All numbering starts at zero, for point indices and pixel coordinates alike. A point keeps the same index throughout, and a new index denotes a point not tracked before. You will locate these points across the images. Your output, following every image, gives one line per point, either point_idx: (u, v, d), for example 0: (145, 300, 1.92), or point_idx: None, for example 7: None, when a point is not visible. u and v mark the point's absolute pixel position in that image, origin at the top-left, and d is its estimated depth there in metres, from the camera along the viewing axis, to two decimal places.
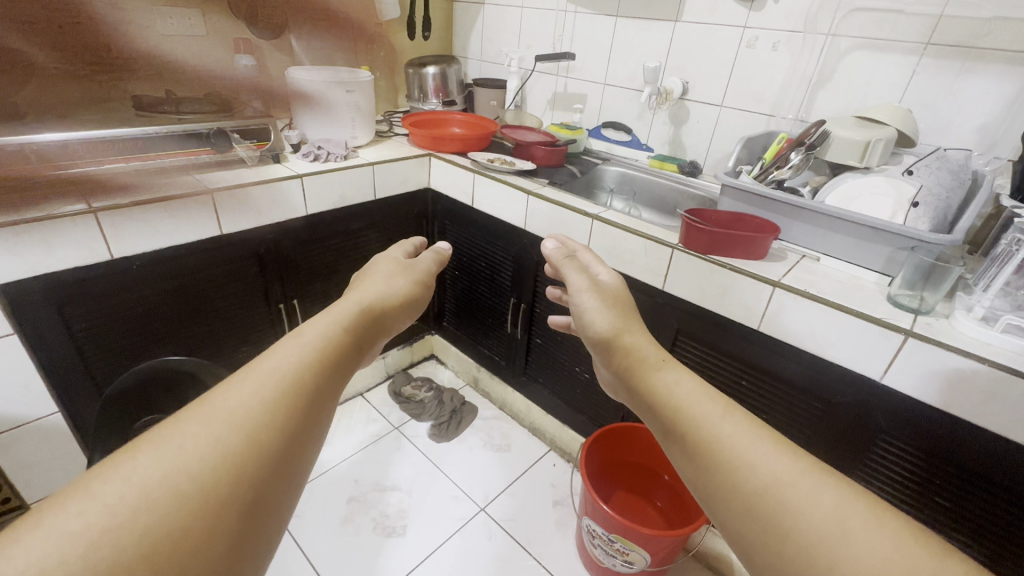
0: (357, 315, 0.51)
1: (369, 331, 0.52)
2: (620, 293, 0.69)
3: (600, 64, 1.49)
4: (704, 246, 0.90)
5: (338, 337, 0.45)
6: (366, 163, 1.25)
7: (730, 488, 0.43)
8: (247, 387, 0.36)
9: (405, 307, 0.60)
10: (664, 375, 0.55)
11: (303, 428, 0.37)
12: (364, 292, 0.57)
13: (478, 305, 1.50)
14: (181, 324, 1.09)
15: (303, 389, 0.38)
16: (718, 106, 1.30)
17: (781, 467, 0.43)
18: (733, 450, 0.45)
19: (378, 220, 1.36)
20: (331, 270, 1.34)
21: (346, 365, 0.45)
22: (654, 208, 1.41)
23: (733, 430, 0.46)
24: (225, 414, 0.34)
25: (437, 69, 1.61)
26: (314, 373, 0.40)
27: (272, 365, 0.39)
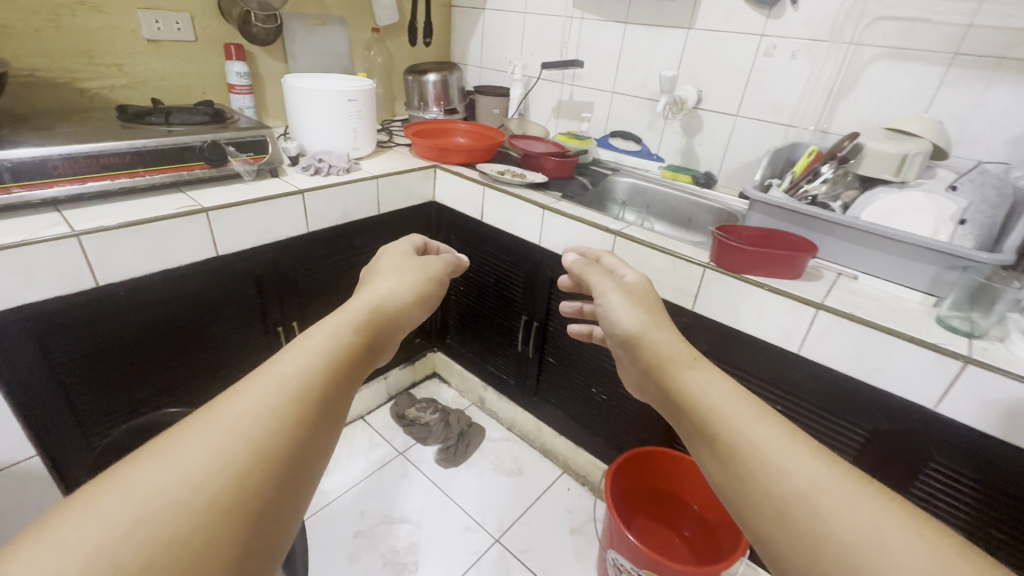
0: (365, 320, 0.46)
1: (387, 331, 0.48)
2: (643, 295, 0.64)
3: (608, 71, 1.45)
4: (739, 265, 0.86)
5: (347, 344, 0.41)
6: (371, 176, 1.18)
7: (759, 494, 0.40)
8: (253, 394, 0.34)
9: (415, 310, 0.54)
10: (696, 376, 0.51)
11: (309, 436, 0.35)
12: (375, 289, 0.51)
13: (485, 322, 1.44)
14: (172, 353, 1.01)
15: (309, 399, 0.36)
16: (733, 115, 1.27)
17: (813, 471, 0.39)
18: (763, 455, 0.41)
19: (381, 235, 1.29)
20: (332, 289, 1.27)
21: (358, 372, 0.42)
22: (669, 220, 1.37)
23: (767, 437, 0.42)
24: (228, 423, 0.32)
25: (438, 76, 1.55)
26: (323, 381, 0.38)
27: (280, 369, 0.37)
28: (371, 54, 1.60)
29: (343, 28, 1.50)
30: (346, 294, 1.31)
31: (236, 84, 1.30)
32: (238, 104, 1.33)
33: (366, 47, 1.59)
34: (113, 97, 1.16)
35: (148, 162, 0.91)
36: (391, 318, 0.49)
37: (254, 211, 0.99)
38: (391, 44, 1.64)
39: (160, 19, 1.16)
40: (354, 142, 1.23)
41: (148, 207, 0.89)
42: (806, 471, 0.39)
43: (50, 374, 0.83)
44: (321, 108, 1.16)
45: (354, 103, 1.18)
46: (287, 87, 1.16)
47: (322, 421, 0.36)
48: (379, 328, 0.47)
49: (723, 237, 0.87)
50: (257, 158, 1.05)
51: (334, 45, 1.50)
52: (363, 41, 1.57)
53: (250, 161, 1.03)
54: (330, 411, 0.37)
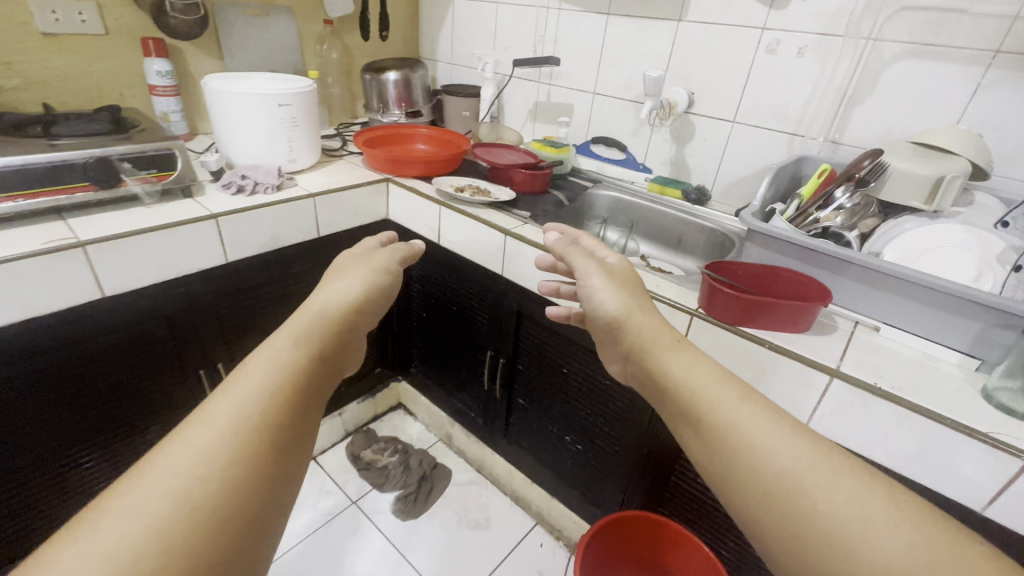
0: (310, 344, 0.46)
1: (339, 348, 0.49)
2: (624, 279, 0.63)
3: (588, 69, 1.28)
4: (735, 314, 0.69)
5: (297, 370, 0.43)
6: (306, 195, 1.01)
7: (744, 475, 0.42)
8: (204, 434, 0.36)
9: (364, 320, 0.54)
10: (681, 358, 0.51)
11: (268, 466, 0.37)
12: (325, 301, 0.52)
13: (450, 353, 1.28)
14: (106, 390, 0.89)
15: (261, 434, 0.37)
16: (730, 121, 1.10)
17: (796, 455, 0.41)
18: (747, 438, 0.43)
19: (326, 260, 1.13)
20: (268, 323, 1.10)
21: (312, 398, 0.43)
22: (655, 240, 1.21)
23: (751, 421, 0.44)
24: (175, 470, 0.34)
25: (398, 75, 1.37)
26: (271, 416, 0.39)
27: (225, 410, 0.38)
28: (324, 48, 1.43)
29: (289, 20, 1.32)
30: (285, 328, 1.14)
31: (157, 85, 1.13)
32: (161, 108, 1.16)
33: (318, 41, 1.41)
34: (3, 101, 0.98)
35: (11, 186, 0.74)
36: (342, 338, 0.50)
37: (153, 241, 0.82)
38: (347, 38, 1.46)
39: (57, 8, 0.98)
40: (290, 153, 1.06)
41: (10, 241, 0.72)
42: (790, 453, 0.41)
43: (13, 408, 0.77)
44: (246, 114, 0.99)
45: (286, 108, 1.01)
46: (206, 89, 0.99)
47: (277, 453, 0.38)
48: (329, 349, 0.47)
49: (715, 278, 0.72)
50: (161, 175, 0.88)
51: (279, 39, 1.32)
52: (314, 34, 1.39)
53: (150, 180, 0.87)
54: (284, 440, 0.39)
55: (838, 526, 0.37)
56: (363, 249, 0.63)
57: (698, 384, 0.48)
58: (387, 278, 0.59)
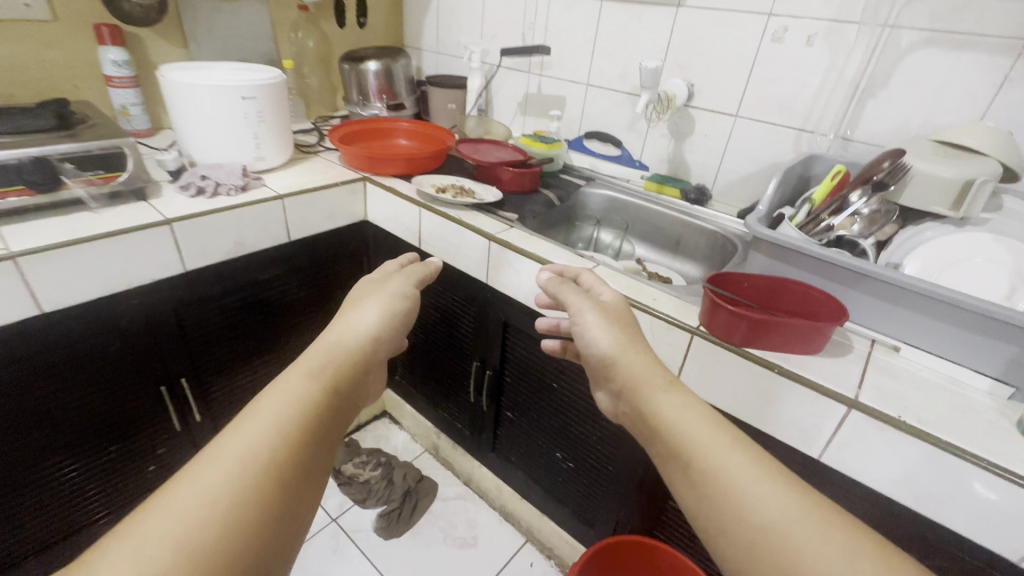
0: (325, 380, 0.47)
1: (351, 390, 0.50)
2: (619, 315, 0.62)
3: (581, 59, 1.20)
4: (739, 334, 0.62)
5: (309, 413, 0.44)
6: (274, 196, 0.93)
7: (731, 521, 0.42)
8: (213, 475, 0.37)
9: (370, 361, 0.54)
10: (671, 400, 0.51)
11: (271, 512, 0.38)
12: (337, 339, 0.53)
13: (435, 362, 1.21)
14: (107, 407, 0.88)
15: (267, 474, 0.39)
16: (732, 115, 1.03)
17: (783, 506, 0.41)
18: (734, 486, 0.43)
19: (299, 265, 1.05)
20: (240, 332, 1.02)
21: (324, 440, 0.44)
22: (652, 242, 1.14)
23: (738, 470, 0.44)
24: (180, 512, 0.34)
25: (379, 65, 1.28)
26: (280, 454, 0.40)
27: (238, 446, 0.39)
28: (300, 36, 1.34)
29: (260, 5, 1.23)
30: (260, 337, 1.07)
31: (113, 76, 1.04)
32: (119, 101, 1.07)
33: (293, 28, 1.32)
34: None
35: None
36: (356, 371, 0.51)
37: (99, 250, 0.75)
38: (325, 25, 1.37)
39: None
40: (258, 151, 0.98)
41: None
42: (777, 505, 0.41)
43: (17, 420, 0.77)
44: (207, 109, 0.90)
45: (251, 102, 0.93)
46: (163, 81, 0.91)
47: (282, 493, 0.39)
48: (345, 383, 0.48)
49: (718, 294, 0.66)
50: (110, 176, 0.80)
51: (249, 26, 1.23)
52: (288, 21, 1.30)
53: (96, 182, 0.79)
54: (289, 479, 0.40)
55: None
56: (379, 277, 0.65)
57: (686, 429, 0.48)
58: (401, 313, 0.60)
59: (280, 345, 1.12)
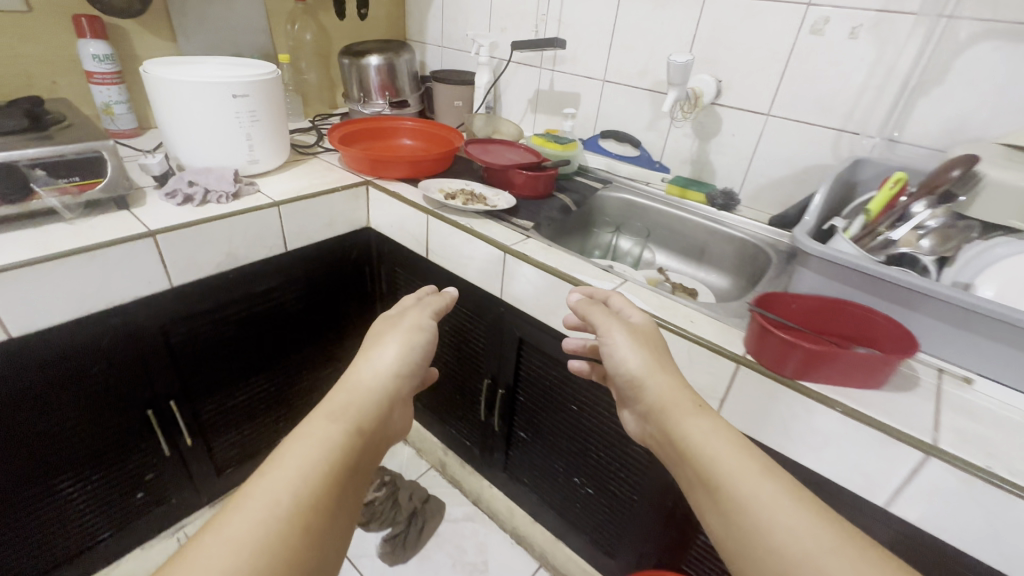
0: (347, 421, 0.50)
1: (374, 434, 0.52)
2: (650, 337, 0.58)
3: (598, 53, 1.12)
4: (792, 365, 0.55)
5: (334, 459, 0.46)
6: (269, 203, 0.85)
7: (761, 550, 0.40)
8: (243, 521, 0.39)
9: (393, 402, 0.56)
10: (699, 426, 0.49)
11: (298, 558, 0.40)
12: (363, 380, 0.55)
13: (443, 377, 1.14)
14: (128, 438, 0.86)
15: (291, 517, 0.41)
16: (764, 114, 0.95)
17: (816, 538, 0.39)
18: (762, 515, 0.41)
19: (298, 276, 0.98)
20: (237, 349, 0.95)
21: (349, 485, 0.47)
22: (675, 250, 1.07)
23: (766, 497, 0.42)
24: (210, 559, 0.37)
25: (381, 59, 1.20)
26: (305, 497, 0.43)
27: (267, 489, 0.42)
28: (297, 29, 1.26)
29: None
30: (257, 354, 1.00)
31: (94, 72, 0.96)
32: (101, 99, 1.00)
33: (290, 20, 1.24)
34: None
35: None
36: (377, 410, 0.53)
37: (75, 267, 0.67)
38: (323, 17, 1.29)
39: None
40: (251, 153, 0.90)
41: None
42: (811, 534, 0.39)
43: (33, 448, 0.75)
44: (195, 107, 0.83)
45: (244, 100, 0.85)
46: (146, 76, 0.83)
47: (304, 535, 0.41)
48: (366, 423, 0.51)
49: (766, 317, 0.59)
50: (87, 184, 0.73)
51: (242, 17, 1.15)
52: (284, 12, 1.22)
53: (71, 190, 0.71)
54: (310, 523, 0.42)
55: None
56: (399, 311, 0.66)
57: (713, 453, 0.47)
58: (422, 352, 0.61)
59: (279, 360, 1.05)
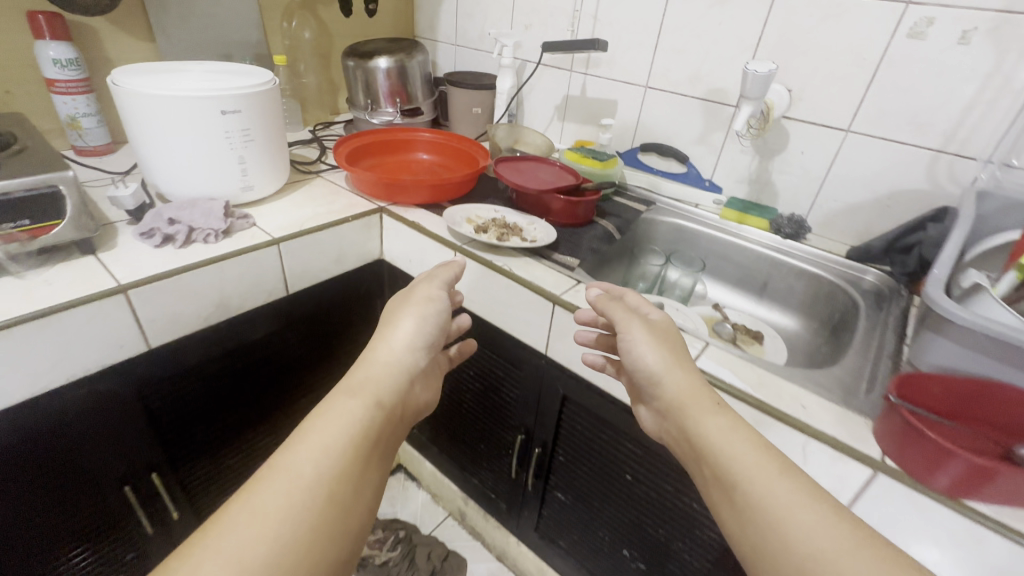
0: (365, 397, 0.54)
1: (395, 408, 0.56)
2: (668, 335, 0.56)
3: (641, 56, 0.99)
4: (947, 479, 0.43)
5: (358, 431, 0.51)
6: (268, 240, 0.71)
7: (775, 549, 0.40)
8: (281, 482, 0.45)
9: (411, 384, 0.60)
10: (714, 424, 0.48)
11: (334, 508, 0.46)
12: (380, 361, 0.59)
13: (466, 424, 1.02)
14: (115, 513, 0.72)
15: (315, 489, 0.46)
16: (842, 130, 0.82)
17: (832, 537, 0.38)
18: (775, 514, 0.41)
19: (301, 320, 0.84)
20: (230, 401, 0.81)
21: (373, 451, 0.52)
22: (732, 282, 0.94)
23: (780, 497, 0.42)
24: (255, 513, 0.43)
25: (391, 61, 1.06)
26: (327, 469, 0.47)
27: (292, 462, 0.47)
28: (295, 26, 1.11)
29: None
30: (256, 405, 0.87)
31: (56, 79, 0.81)
32: (66, 111, 0.85)
33: (286, 16, 1.09)
34: None
35: None
36: (394, 386, 0.57)
37: (27, 336, 0.53)
38: (324, 12, 1.14)
39: None
40: (245, 178, 0.76)
41: None
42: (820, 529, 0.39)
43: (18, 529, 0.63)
44: (178, 127, 0.68)
45: (236, 117, 0.71)
46: (116, 91, 0.68)
47: (331, 503, 0.46)
48: (382, 399, 0.55)
49: (915, 412, 0.45)
50: (40, 227, 0.58)
51: (232, 13, 1.00)
52: (279, 7, 1.07)
53: (18, 237, 0.57)
54: (336, 494, 0.47)
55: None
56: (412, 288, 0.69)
57: (721, 450, 0.46)
58: (435, 331, 0.64)
59: (279, 410, 0.92)
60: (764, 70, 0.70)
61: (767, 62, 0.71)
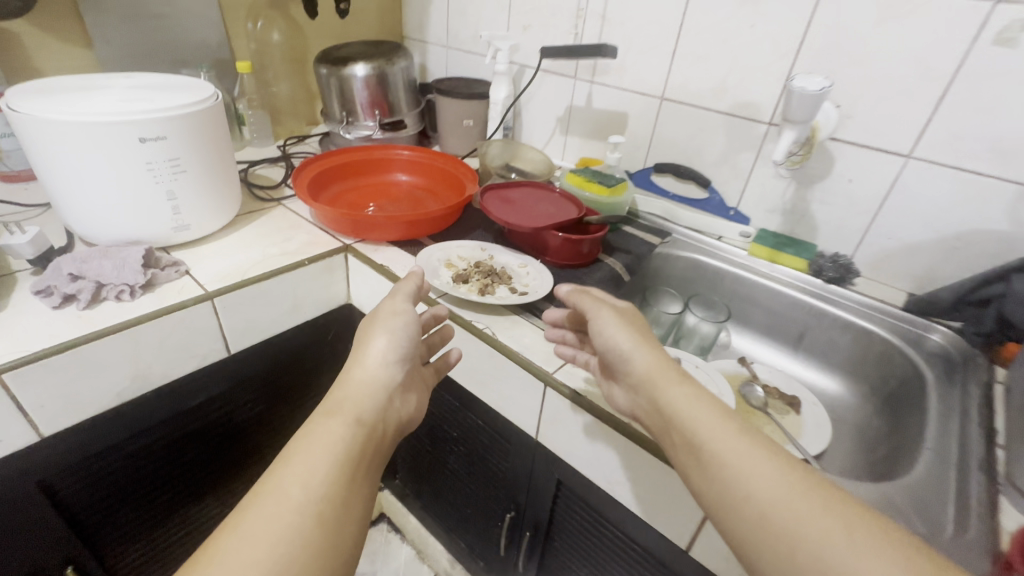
0: (347, 414, 0.47)
1: (386, 424, 0.49)
2: (637, 316, 0.51)
3: (657, 63, 0.84)
4: None
5: (347, 453, 0.44)
6: (202, 294, 0.59)
7: (743, 516, 0.37)
8: (264, 512, 0.39)
9: (401, 397, 0.52)
10: (680, 393, 0.44)
11: (331, 536, 0.40)
12: (362, 378, 0.50)
13: (450, 485, 0.89)
14: None
15: (305, 512, 0.40)
16: (902, 156, 0.68)
17: (785, 489, 0.37)
18: (732, 469, 0.39)
19: (253, 379, 0.72)
20: (170, 471, 0.69)
21: (367, 468, 0.45)
22: (760, 328, 0.80)
23: (742, 459, 0.39)
24: (237, 550, 0.37)
25: (369, 68, 0.92)
26: (317, 489, 0.41)
27: (274, 489, 0.41)
28: (262, 27, 0.97)
29: None
30: (204, 466, 0.74)
31: None
32: None
33: (252, 16, 0.95)
34: None
35: None
36: (377, 398, 0.49)
37: None
38: (296, 11, 1.00)
39: None
40: (179, 216, 0.63)
41: None
42: (774, 483, 0.37)
43: None
44: (88, 159, 0.56)
45: (163, 144, 0.58)
46: (12, 117, 0.56)
47: (324, 526, 0.40)
48: (366, 413, 0.48)
49: None
50: None
51: (185, 13, 0.87)
52: (243, 5, 0.94)
53: None
54: (327, 515, 0.41)
55: (823, 561, 0.33)
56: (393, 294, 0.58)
57: (681, 413, 0.43)
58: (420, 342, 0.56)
59: (231, 475, 0.80)
60: (815, 88, 0.55)
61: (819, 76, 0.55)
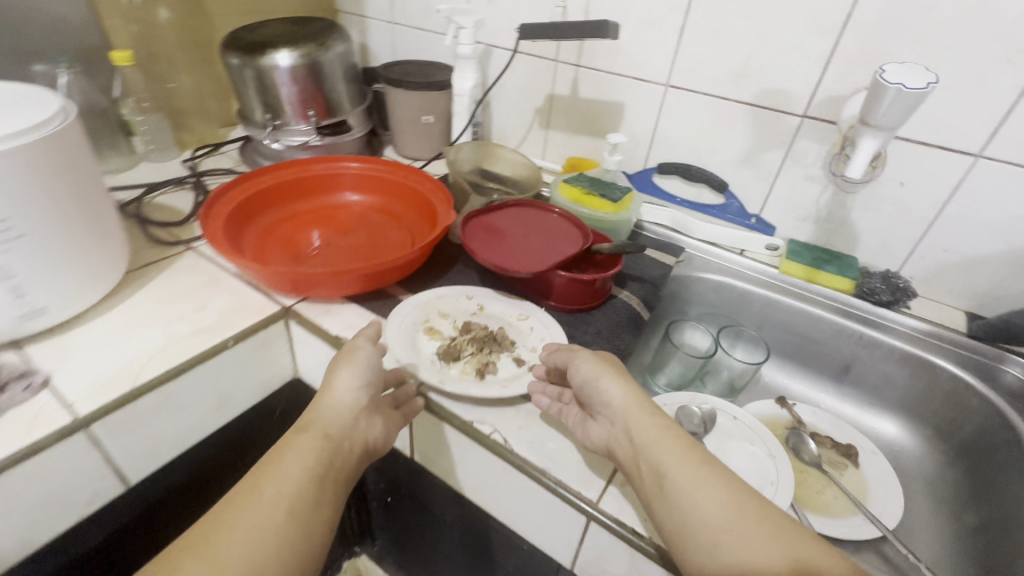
0: (309, 435, 0.39)
1: (353, 452, 0.40)
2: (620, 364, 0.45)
3: (663, 43, 0.69)
4: None
5: (301, 480, 0.36)
6: (68, 421, 0.40)
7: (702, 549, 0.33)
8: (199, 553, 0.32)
9: (372, 422, 0.42)
10: (654, 426, 0.39)
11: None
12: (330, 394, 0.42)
13: (443, 564, 0.75)
14: None
15: (254, 531, 0.33)
16: (972, 157, 0.56)
17: (739, 521, 0.33)
18: (695, 504, 0.34)
19: (173, 495, 0.53)
20: None
21: (328, 500, 0.37)
22: (795, 356, 0.69)
23: (705, 496, 0.34)
24: None
25: (295, 55, 0.71)
26: (264, 521, 0.34)
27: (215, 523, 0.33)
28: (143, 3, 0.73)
29: None
30: None
31: None
32: None
33: None
34: None
35: None
36: (346, 417, 0.41)
37: None
38: None
39: None
40: (22, 301, 0.43)
41: None
42: (731, 508, 0.34)
43: None
44: None
45: None
46: None
47: (291, 544, 0.34)
48: (332, 433, 0.39)
49: None
50: None
51: None
52: None
53: None
54: (293, 531, 0.34)
55: None
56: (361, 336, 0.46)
57: (648, 441, 0.38)
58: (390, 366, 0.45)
59: None
60: (918, 85, 0.40)
61: (920, 68, 0.41)
